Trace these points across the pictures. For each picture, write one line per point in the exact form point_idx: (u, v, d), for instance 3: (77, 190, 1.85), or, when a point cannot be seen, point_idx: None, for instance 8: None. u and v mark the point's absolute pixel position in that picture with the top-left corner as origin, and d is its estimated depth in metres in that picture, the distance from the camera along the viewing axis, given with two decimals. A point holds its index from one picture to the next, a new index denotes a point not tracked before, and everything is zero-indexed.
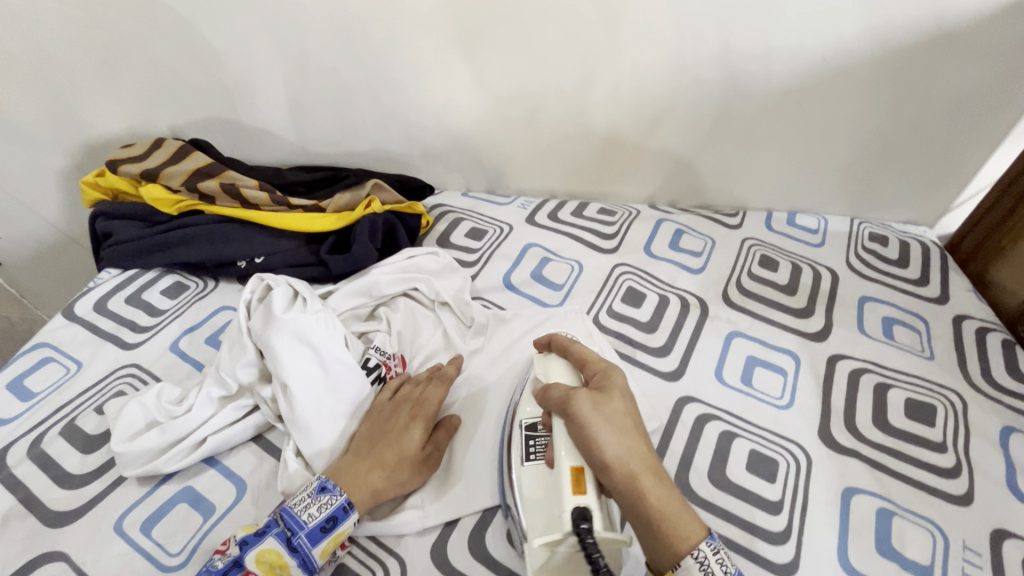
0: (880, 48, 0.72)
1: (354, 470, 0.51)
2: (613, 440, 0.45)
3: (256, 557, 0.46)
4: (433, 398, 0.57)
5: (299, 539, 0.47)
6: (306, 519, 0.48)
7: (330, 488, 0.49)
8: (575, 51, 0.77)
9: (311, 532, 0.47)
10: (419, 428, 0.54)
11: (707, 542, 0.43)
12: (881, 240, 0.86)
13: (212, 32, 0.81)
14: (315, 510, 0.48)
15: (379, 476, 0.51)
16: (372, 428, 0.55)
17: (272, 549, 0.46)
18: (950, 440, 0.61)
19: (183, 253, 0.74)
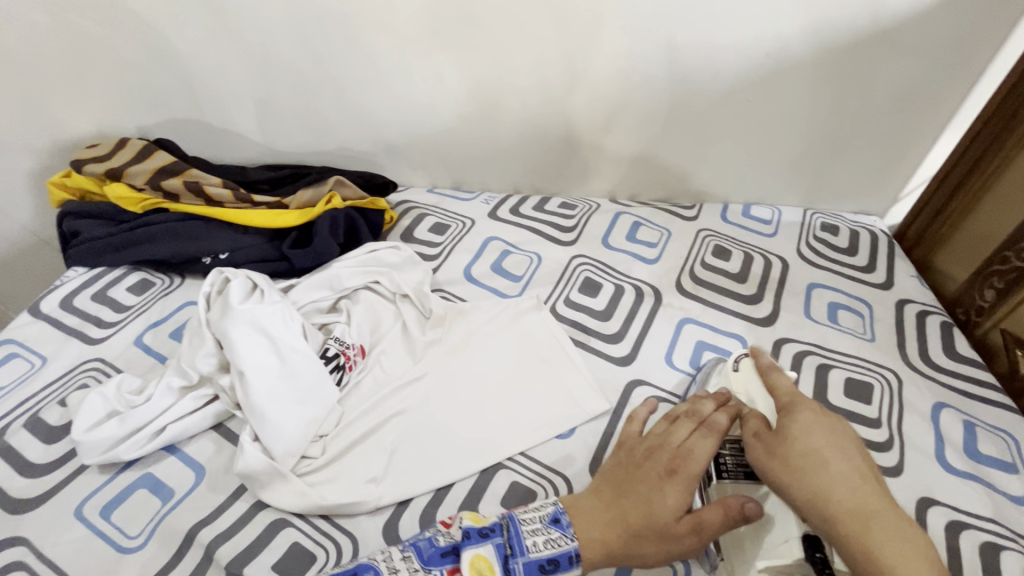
0: (819, 44, 0.75)
1: (593, 515, 0.48)
2: (839, 476, 0.43)
3: (472, 560, 0.45)
4: (700, 451, 0.49)
5: (515, 562, 0.45)
6: (529, 544, 0.46)
7: (563, 523, 0.48)
8: (529, 49, 0.79)
9: (530, 563, 0.45)
10: (682, 491, 0.48)
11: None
12: (832, 229, 0.89)
13: (175, 34, 0.83)
14: (542, 541, 0.46)
15: (603, 529, 0.47)
16: (622, 474, 0.50)
17: (489, 558, 0.45)
18: (885, 416, 0.64)
19: (147, 250, 0.75)
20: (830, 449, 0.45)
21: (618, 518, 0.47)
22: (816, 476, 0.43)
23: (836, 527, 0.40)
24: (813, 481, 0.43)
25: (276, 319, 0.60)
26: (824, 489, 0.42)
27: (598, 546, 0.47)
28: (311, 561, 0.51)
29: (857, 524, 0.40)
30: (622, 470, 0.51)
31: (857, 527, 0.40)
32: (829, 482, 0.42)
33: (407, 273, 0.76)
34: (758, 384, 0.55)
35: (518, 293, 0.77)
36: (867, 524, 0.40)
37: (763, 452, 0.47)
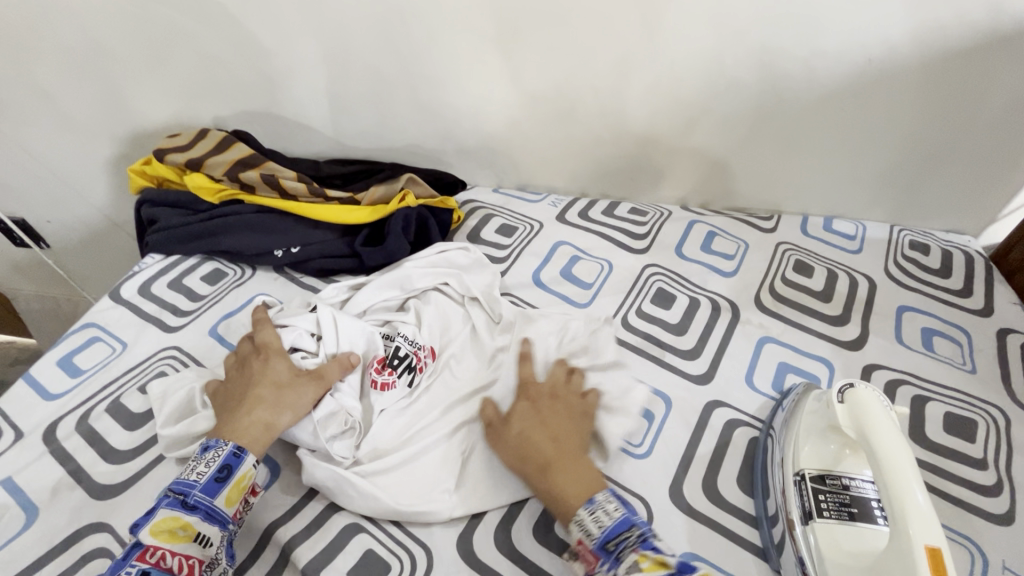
0: (930, 50, 0.69)
1: (237, 419, 0.53)
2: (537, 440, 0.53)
3: (150, 530, 0.45)
4: (268, 336, 0.60)
5: (194, 497, 0.47)
6: (196, 478, 0.48)
7: (212, 445, 0.51)
8: (611, 49, 0.76)
9: (206, 485, 0.48)
10: (281, 356, 0.59)
11: (586, 507, 0.48)
12: (922, 248, 0.83)
13: (256, 27, 0.83)
14: (202, 466, 0.49)
15: (266, 411, 0.54)
16: (238, 382, 0.57)
17: (166, 517, 0.46)
18: (992, 458, 0.59)
19: (222, 241, 0.76)
20: (553, 414, 0.56)
21: (244, 409, 0.53)
22: (528, 422, 0.55)
23: (539, 460, 0.52)
24: (525, 425, 0.55)
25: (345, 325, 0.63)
26: (542, 428, 0.55)
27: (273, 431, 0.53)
28: (386, 570, 0.50)
29: (559, 459, 0.52)
30: (231, 380, 0.57)
31: (559, 457, 0.52)
32: (536, 423, 0.55)
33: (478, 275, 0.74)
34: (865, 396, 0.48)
35: (588, 301, 0.74)
36: (562, 463, 0.51)
37: (525, 413, 0.57)
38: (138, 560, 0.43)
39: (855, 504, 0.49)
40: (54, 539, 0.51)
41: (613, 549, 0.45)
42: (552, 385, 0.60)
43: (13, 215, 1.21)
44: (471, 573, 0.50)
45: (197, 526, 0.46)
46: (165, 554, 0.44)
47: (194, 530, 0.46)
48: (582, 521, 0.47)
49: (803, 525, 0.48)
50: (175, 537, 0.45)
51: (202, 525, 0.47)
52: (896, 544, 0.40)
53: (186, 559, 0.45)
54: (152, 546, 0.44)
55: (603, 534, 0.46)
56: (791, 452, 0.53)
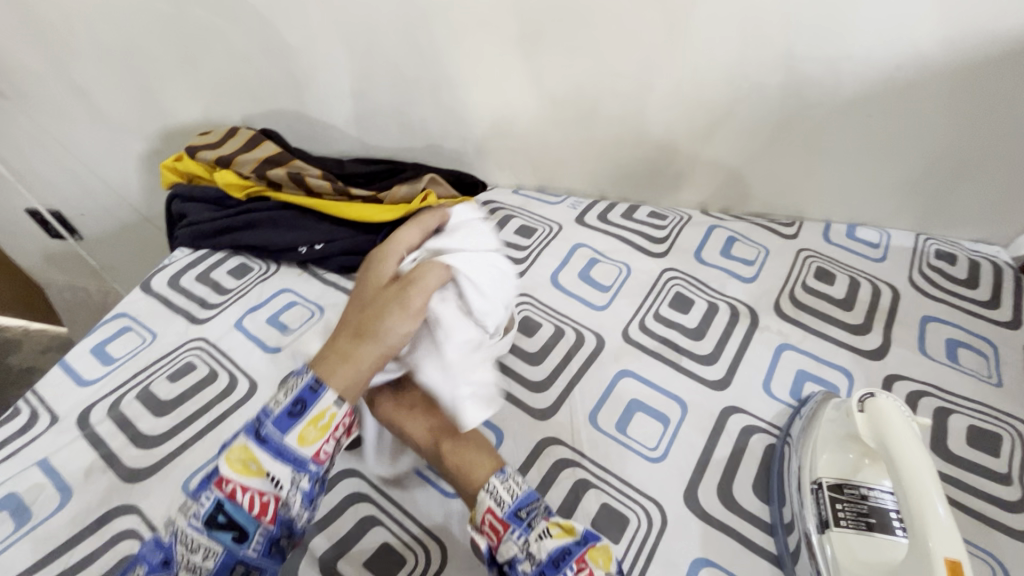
0: (960, 57, 0.68)
1: (329, 349, 0.49)
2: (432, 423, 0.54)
3: (225, 459, 0.44)
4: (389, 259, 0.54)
5: (267, 428, 0.45)
6: (273, 408, 0.45)
7: (298, 371, 0.48)
8: (634, 53, 0.77)
9: (280, 419, 0.45)
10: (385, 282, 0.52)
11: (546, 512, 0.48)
12: (948, 258, 0.82)
13: (286, 29, 0.85)
14: (282, 396, 0.46)
15: (356, 346, 0.48)
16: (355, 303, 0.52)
17: (240, 447, 0.44)
18: (1016, 473, 0.58)
19: (248, 237, 0.78)
20: (444, 422, 0.54)
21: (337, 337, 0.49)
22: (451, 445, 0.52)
23: (472, 485, 0.50)
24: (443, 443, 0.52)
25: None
26: (447, 445, 0.52)
27: (360, 364, 0.47)
28: (402, 564, 0.51)
29: (479, 478, 0.50)
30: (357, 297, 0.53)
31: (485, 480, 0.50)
32: (452, 436, 0.53)
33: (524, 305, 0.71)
34: (885, 409, 0.47)
35: (605, 304, 0.74)
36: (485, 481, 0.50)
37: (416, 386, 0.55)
38: (215, 488, 0.43)
39: (873, 513, 0.48)
40: (86, 519, 0.53)
41: (524, 515, 0.47)
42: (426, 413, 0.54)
43: (48, 207, 1.26)
44: (484, 568, 0.50)
45: (267, 462, 0.44)
46: (238, 487, 0.43)
47: (266, 468, 0.44)
48: (491, 490, 0.48)
49: (820, 533, 0.48)
50: (248, 470, 0.44)
51: (272, 462, 0.44)
52: (917, 560, 0.40)
53: (256, 495, 0.43)
54: (225, 478, 0.43)
55: (515, 502, 0.48)
56: (809, 462, 0.53)
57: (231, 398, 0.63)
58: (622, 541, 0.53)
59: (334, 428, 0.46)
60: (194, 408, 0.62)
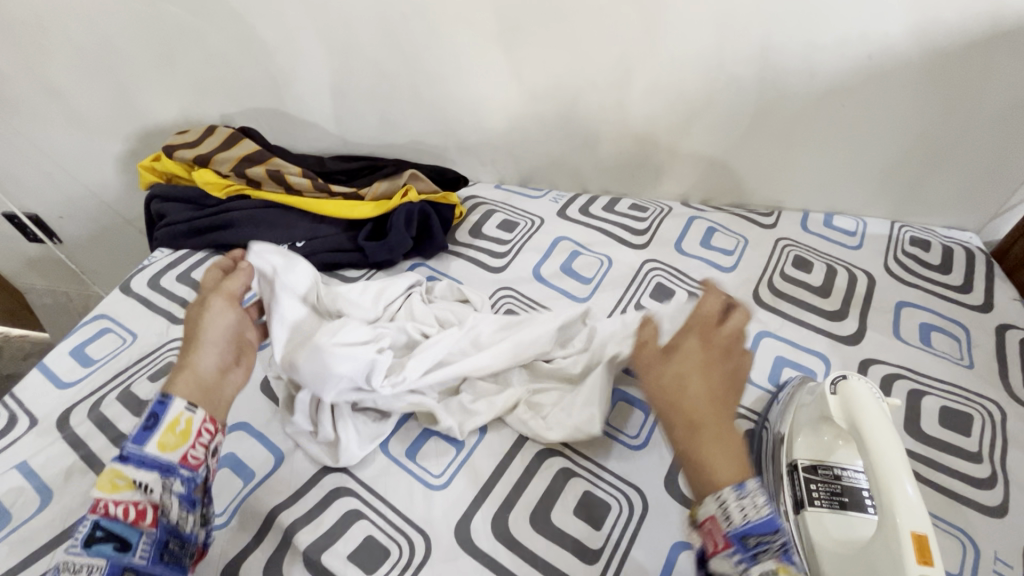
0: (928, 47, 0.70)
1: (186, 368, 0.50)
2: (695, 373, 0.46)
3: (95, 485, 0.43)
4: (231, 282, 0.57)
5: (126, 446, 0.45)
6: (128, 429, 0.46)
7: (161, 394, 0.48)
8: (612, 48, 0.77)
9: (137, 434, 0.45)
10: (221, 303, 0.54)
11: (734, 488, 0.40)
12: (922, 244, 0.83)
13: (263, 26, 0.85)
14: (136, 418, 0.46)
15: (210, 358, 0.51)
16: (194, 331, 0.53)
17: (107, 469, 0.44)
18: (987, 451, 0.59)
19: (228, 236, 0.78)
20: (722, 370, 0.48)
21: (188, 368, 0.50)
22: (700, 368, 0.47)
23: (693, 416, 0.44)
24: (692, 374, 0.46)
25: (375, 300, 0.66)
26: (705, 378, 0.46)
27: (206, 373, 0.50)
28: (384, 556, 0.51)
29: (709, 417, 0.44)
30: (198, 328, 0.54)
31: (717, 426, 0.44)
32: (702, 373, 0.46)
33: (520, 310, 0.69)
34: (860, 390, 0.48)
35: (587, 296, 0.75)
36: (717, 429, 0.43)
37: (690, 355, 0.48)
38: (90, 514, 0.42)
39: (846, 493, 0.49)
40: (67, 521, 0.52)
41: (751, 545, 0.38)
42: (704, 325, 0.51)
43: (26, 210, 1.24)
44: (469, 557, 0.51)
45: (134, 475, 0.44)
46: (109, 504, 0.42)
47: (133, 479, 0.44)
48: (723, 500, 0.40)
49: (795, 514, 0.49)
50: (118, 487, 0.43)
51: (139, 472, 0.44)
52: (883, 533, 0.41)
53: (129, 506, 0.43)
54: (95, 500, 0.43)
55: (745, 525, 0.39)
56: (785, 444, 0.54)
57: None
58: (603, 529, 0.53)
59: (199, 428, 0.47)
60: None
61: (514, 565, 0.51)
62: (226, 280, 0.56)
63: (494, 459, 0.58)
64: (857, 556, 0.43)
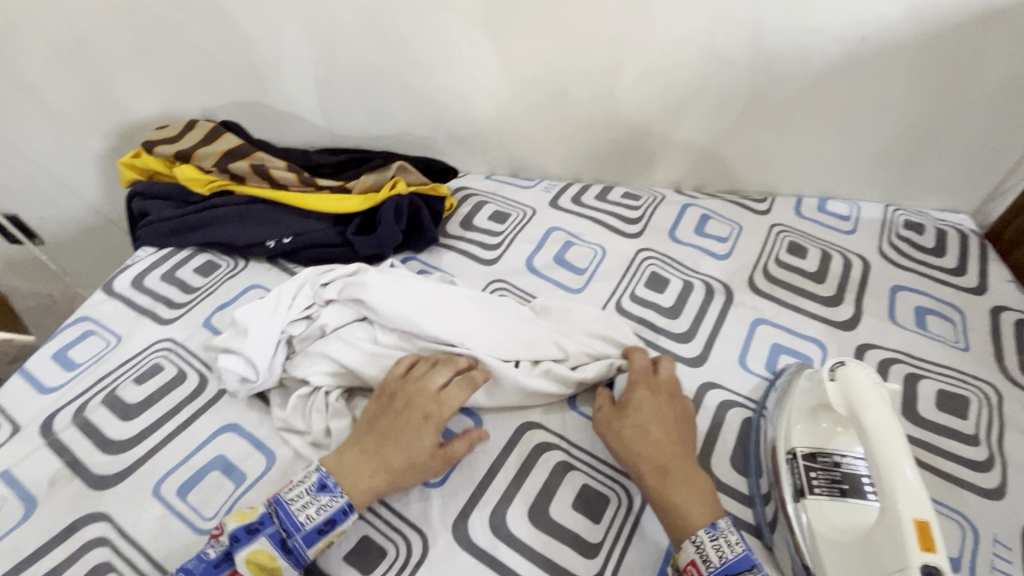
0: (922, 27, 0.69)
1: (357, 477, 0.50)
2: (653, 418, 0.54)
3: (246, 557, 0.47)
4: (451, 399, 0.55)
5: (294, 541, 0.48)
6: (303, 521, 0.48)
7: (330, 487, 0.50)
8: (602, 34, 0.76)
9: (308, 534, 0.48)
10: (435, 432, 0.53)
11: (708, 530, 0.46)
12: (916, 228, 0.83)
13: (243, 17, 0.82)
14: (313, 511, 0.49)
15: (377, 477, 0.51)
16: (384, 420, 0.54)
17: (263, 550, 0.47)
18: (984, 433, 0.59)
19: (213, 233, 0.76)
20: (672, 412, 0.55)
21: (369, 463, 0.51)
22: (652, 415, 0.54)
23: (658, 463, 0.51)
24: (648, 426, 0.53)
25: (415, 288, 0.64)
26: (660, 425, 0.53)
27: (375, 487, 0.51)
28: (381, 556, 0.50)
29: (675, 465, 0.51)
30: (379, 414, 0.54)
31: (685, 471, 0.51)
32: (657, 420, 0.54)
33: (562, 319, 0.66)
34: (864, 378, 0.48)
35: (581, 287, 0.74)
36: (683, 473, 0.50)
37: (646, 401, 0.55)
38: None
39: (847, 479, 0.49)
40: (53, 530, 0.51)
41: None
42: (644, 375, 0.57)
43: (4, 212, 1.21)
44: (467, 554, 0.50)
45: (284, 571, 0.47)
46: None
47: (281, 574, 0.47)
48: (699, 543, 0.46)
49: (795, 502, 0.49)
50: (262, 572, 0.47)
51: (289, 571, 0.48)
52: (883, 520, 0.41)
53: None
54: (239, 572, 0.47)
55: (723, 565, 0.44)
56: (784, 431, 0.53)
57: (201, 399, 0.61)
58: (602, 522, 0.52)
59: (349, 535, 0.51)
60: (164, 410, 0.60)
61: (513, 560, 0.50)
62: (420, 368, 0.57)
63: (490, 454, 0.57)
64: (858, 545, 0.43)
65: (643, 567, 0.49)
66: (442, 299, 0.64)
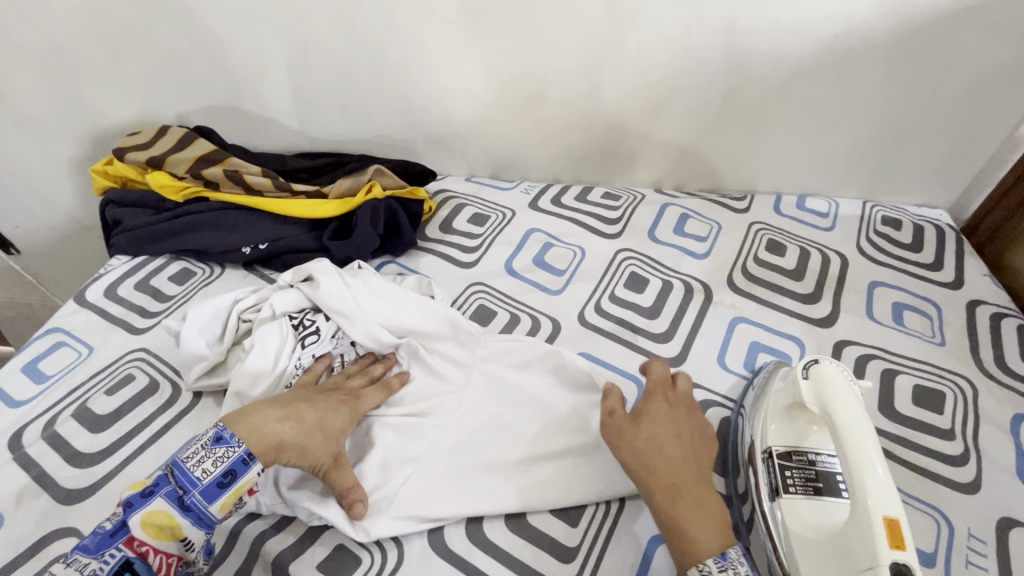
0: (893, 25, 0.69)
1: (266, 421, 0.50)
2: (668, 435, 0.51)
3: (141, 521, 0.45)
4: (369, 399, 0.57)
5: (192, 497, 0.47)
6: (199, 476, 0.47)
7: (227, 439, 0.48)
8: (577, 34, 0.76)
9: (206, 488, 0.47)
10: (348, 419, 0.54)
11: (716, 559, 0.43)
12: (894, 223, 0.84)
13: (215, 20, 0.82)
14: (209, 465, 0.47)
15: (309, 427, 0.51)
16: (299, 396, 0.55)
17: (160, 510, 0.45)
18: (959, 428, 0.60)
19: (187, 241, 0.75)
20: (688, 427, 0.52)
21: (294, 418, 0.51)
22: (663, 429, 0.51)
23: (670, 483, 0.48)
24: (664, 442, 0.50)
25: (371, 287, 0.65)
26: (674, 440, 0.50)
27: (290, 440, 0.49)
28: (355, 564, 0.50)
29: (688, 487, 0.48)
30: (299, 392, 0.55)
31: (697, 494, 0.48)
32: (674, 438, 0.50)
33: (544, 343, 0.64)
34: (836, 379, 0.47)
35: (561, 288, 0.74)
36: (694, 494, 0.47)
37: (659, 412, 0.53)
38: (125, 546, 0.44)
39: (821, 478, 0.49)
40: (19, 546, 0.50)
41: None
42: (662, 388, 0.55)
43: None
44: (441, 560, 0.50)
45: (186, 527, 0.46)
46: (150, 550, 0.45)
47: (181, 531, 0.46)
48: (707, 573, 0.43)
49: (770, 501, 0.49)
50: (162, 533, 0.45)
51: (189, 527, 0.46)
52: (855, 520, 0.41)
53: (167, 558, 0.45)
54: (135, 537, 0.44)
55: None
56: (760, 431, 0.53)
57: (173, 410, 0.60)
58: (579, 525, 0.52)
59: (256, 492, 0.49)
60: (135, 422, 0.59)
61: (488, 565, 0.50)
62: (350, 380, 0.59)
63: None
64: (831, 544, 0.43)
65: (621, 570, 0.49)
66: (387, 296, 0.65)
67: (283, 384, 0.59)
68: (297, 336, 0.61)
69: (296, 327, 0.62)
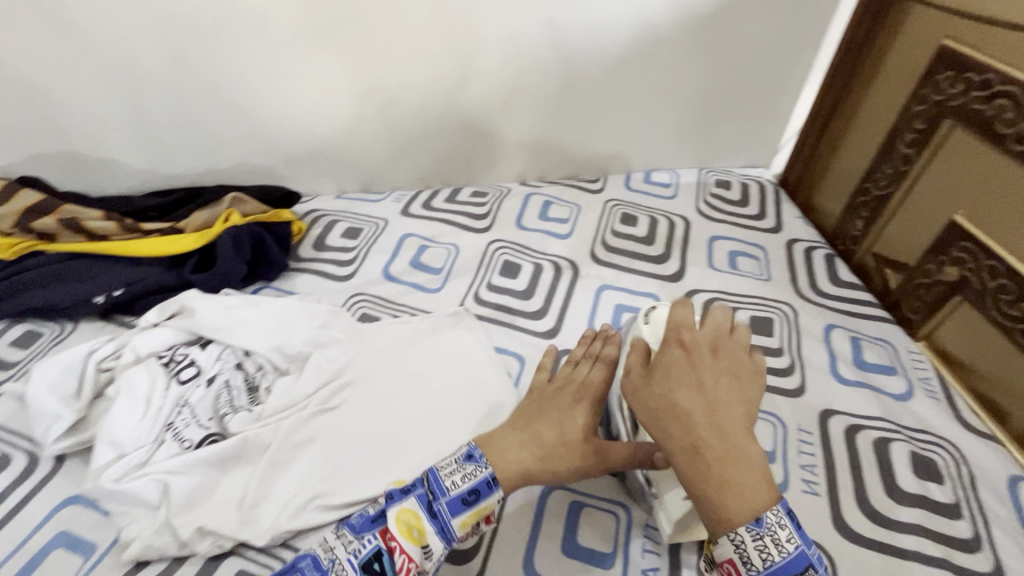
0: (683, 15, 0.81)
1: (507, 441, 0.50)
2: (684, 387, 0.41)
3: (396, 515, 0.45)
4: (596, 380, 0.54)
5: (439, 504, 0.46)
6: (449, 485, 0.47)
7: (476, 457, 0.48)
8: (416, 44, 0.80)
9: (452, 500, 0.46)
10: (590, 413, 0.52)
11: (749, 527, 0.36)
12: (725, 185, 0.96)
13: (27, 62, 0.76)
14: (459, 477, 0.47)
15: (550, 434, 0.50)
16: (539, 402, 0.53)
17: (411, 509, 0.45)
18: (786, 345, 0.71)
19: (26, 299, 0.69)
20: (712, 372, 0.42)
21: (534, 430, 0.50)
22: (682, 389, 0.41)
23: (688, 442, 0.39)
24: (678, 392, 0.41)
25: (250, 303, 0.67)
26: (690, 394, 0.41)
27: (529, 456, 0.48)
28: None
29: (714, 443, 0.39)
30: (528, 401, 0.54)
31: (723, 445, 0.39)
32: (689, 385, 0.41)
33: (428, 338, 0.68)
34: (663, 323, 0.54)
35: (439, 286, 0.77)
36: (722, 453, 0.38)
37: (676, 366, 0.43)
38: (379, 537, 0.44)
39: None
40: None
41: None
42: (676, 328, 0.45)
43: None
44: None
45: (431, 536, 0.45)
46: (398, 548, 0.44)
47: (426, 538, 0.45)
48: (738, 542, 0.36)
49: None
50: (410, 535, 0.45)
51: (433, 538, 0.45)
52: None
53: (409, 563, 0.43)
54: (388, 531, 0.44)
55: (770, 567, 0.36)
56: None
57: (32, 478, 0.55)
58: None
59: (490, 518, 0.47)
60: None
61: None
62: (576, 369, 0.56)
63: None
64: None
65: (519, 528, 0.53)
66: (271, 310, 0.66)
67: (162, 422, 0.57)
68: (169, 373, 0.60)
69: (167, 364, 0.61)
